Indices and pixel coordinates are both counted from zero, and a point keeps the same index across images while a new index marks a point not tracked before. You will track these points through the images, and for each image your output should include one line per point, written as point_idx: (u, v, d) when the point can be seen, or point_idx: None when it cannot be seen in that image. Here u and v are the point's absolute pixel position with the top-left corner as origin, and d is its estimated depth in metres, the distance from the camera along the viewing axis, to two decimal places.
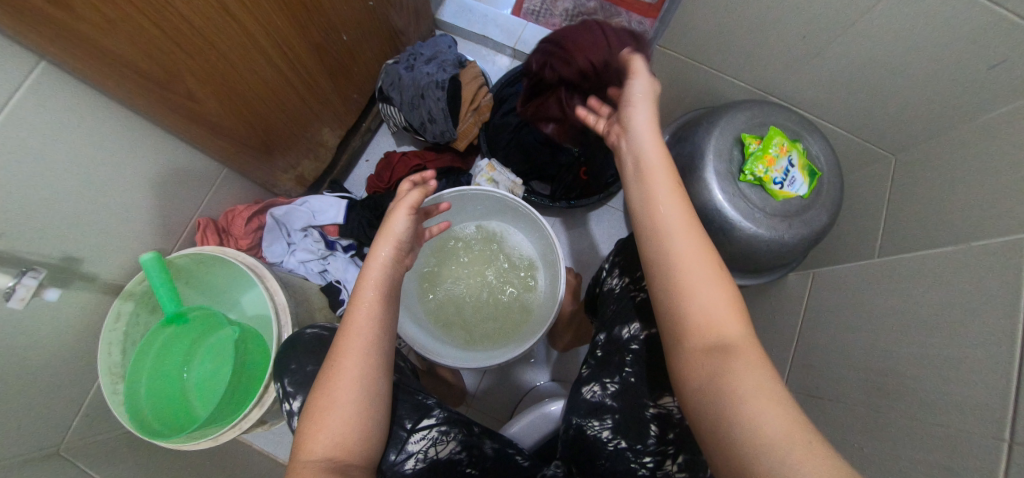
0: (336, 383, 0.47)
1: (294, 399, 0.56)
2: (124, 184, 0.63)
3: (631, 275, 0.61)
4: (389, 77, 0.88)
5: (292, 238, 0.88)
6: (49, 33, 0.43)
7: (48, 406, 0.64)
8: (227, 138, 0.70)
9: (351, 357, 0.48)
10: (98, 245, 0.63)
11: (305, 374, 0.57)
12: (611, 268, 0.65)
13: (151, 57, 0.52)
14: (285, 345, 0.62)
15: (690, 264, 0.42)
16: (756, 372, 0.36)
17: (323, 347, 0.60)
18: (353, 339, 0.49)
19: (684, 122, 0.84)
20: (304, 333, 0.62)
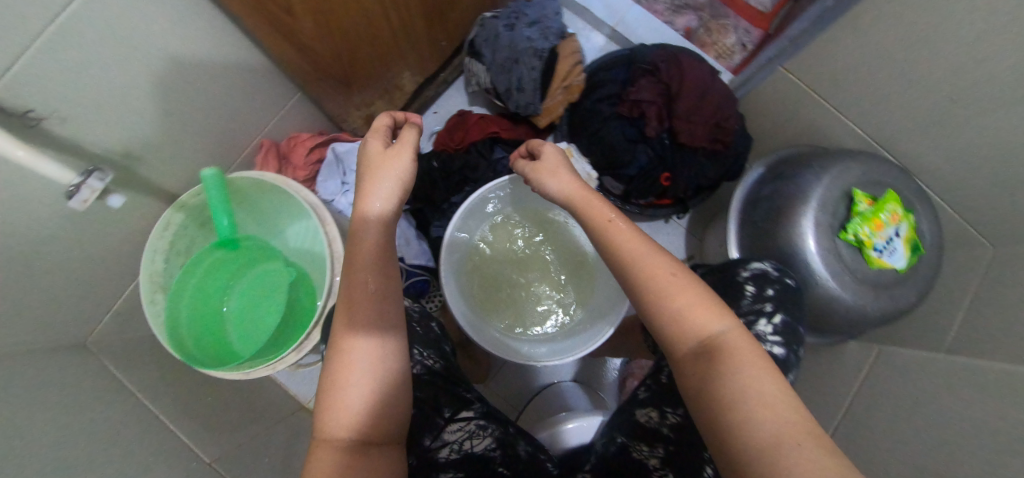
0: (347, 355, 0.52)
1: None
2: (198, 91, 0.59)
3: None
4: (484, 31, 0.81)
5: (347, 178, 0.82)
6: None
7: (84, 300, 0.63)
8: (311, 63, 0.64)
9: (352, 343, 0.53)
10: (161, 150, 0.60)
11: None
12: None
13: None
14: None
15: (657, 268, 0.41)
16: (746, 364, 0.36)
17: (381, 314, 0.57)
18: (344, 322, 0.53)
19: (784, 156, 0.77)
20: None
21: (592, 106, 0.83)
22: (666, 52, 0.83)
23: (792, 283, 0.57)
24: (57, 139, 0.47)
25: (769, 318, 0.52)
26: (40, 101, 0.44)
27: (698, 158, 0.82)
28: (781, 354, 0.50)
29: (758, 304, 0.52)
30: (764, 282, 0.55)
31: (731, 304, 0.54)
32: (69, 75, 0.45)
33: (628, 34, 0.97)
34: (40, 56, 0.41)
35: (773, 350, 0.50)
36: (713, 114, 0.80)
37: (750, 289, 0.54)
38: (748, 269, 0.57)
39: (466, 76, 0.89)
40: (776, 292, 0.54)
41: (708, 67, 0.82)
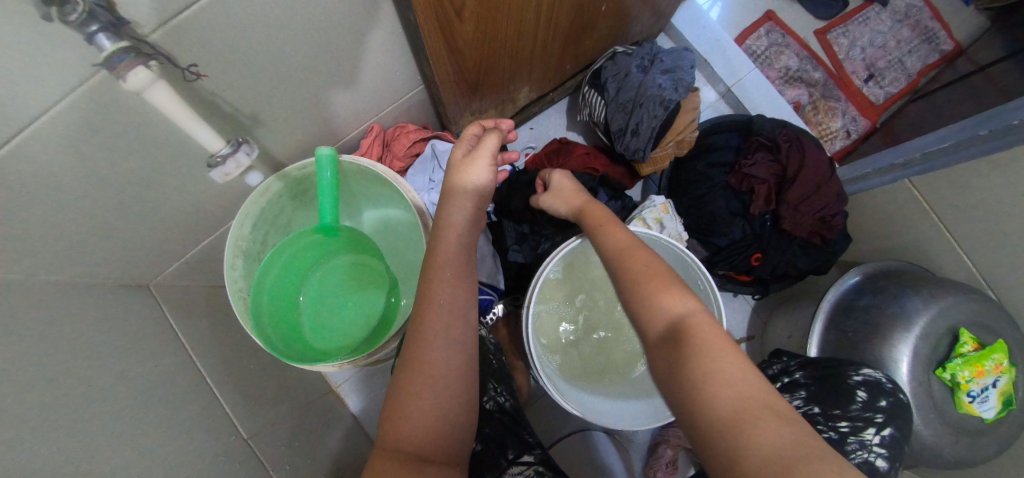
0: (421, 352, 0.47)
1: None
2: (339, 71, 0.56)
3: (823, 407, 0.57)
4: (615, 67, 0.79)
5: (436, 176, 0.80)
6: None
7: (155, 245, 0.61)
8: (454, 66, 0.61)
9: (436, 342, 0.48)
10: (281, 119, 0.57)
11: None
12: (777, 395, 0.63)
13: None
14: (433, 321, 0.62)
15: (635, 264, 0.45)
16: (708, 343, 0.35)
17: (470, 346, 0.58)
18: (432, 320, 0.49)
19: (885, 268, 0.76)
20: None
21: (704, 171, 0.82)
22: (788, 131, 0.81)
23: (903, 397, 0.58)
24: (198, 96, 0.45)
25: (878, 429, 0.54)
26: (194, 55, 0.41)
27: (793, 247, 0.81)
28: (885, 467, 0.53)
29: (869, 413, 0.55)
30: (879, 393, 0.56)
31: (840, 405, 0.56)
32: (232, 38, 0.42)
33: (743, 96, 0.94)
34: (212, 14, 0.38)
35: (876, 460, 0.53)
36: (822, 208, 0.78)
37: (862, 396, 0.56)
38: (860, 374, 0.59)
39: (579, 105, 0.87)
40: (889, 405, 0.56)
41: (828, 160, 0.79)
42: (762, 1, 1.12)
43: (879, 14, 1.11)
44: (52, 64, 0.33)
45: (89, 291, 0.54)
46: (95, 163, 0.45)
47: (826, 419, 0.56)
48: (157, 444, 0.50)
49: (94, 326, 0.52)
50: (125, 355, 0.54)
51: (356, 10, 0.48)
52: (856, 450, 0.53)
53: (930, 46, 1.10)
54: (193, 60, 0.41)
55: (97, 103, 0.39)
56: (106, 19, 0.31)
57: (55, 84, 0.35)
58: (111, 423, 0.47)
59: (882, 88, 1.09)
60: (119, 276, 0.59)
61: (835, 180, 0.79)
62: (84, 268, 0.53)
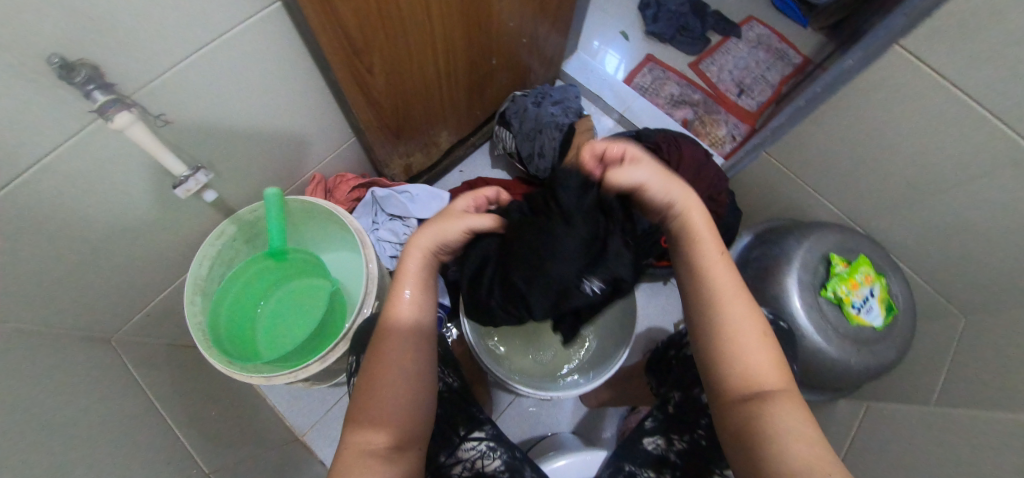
0: (386, 360, 0.48)
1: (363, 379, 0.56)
2: (281, 125, 0.70)
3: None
4: (515, 106, 0.98)
5: (378, 218, 0.94)
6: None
7: (119, 294, 0.67)
8: (375, 113, 0.76)
9: (398, 346, 0.49)
10: (235, 167, 0.69)
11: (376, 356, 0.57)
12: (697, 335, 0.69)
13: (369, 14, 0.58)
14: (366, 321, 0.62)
15: (744, 324, 0.45)
16: (796, 419, 0.41)
17: None
18: (397, 331, 0.49)
19: (769, 226, 0.89)
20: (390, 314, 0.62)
21: None
22: (666, 135, 0.99)
23: (785, 326, 0.69)
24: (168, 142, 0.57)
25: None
26: (162, 107, 0.54)
27: None
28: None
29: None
30: None
31: None
32: (190, 97, 0.55)
33: (635, 119, 1.14)
34: (176, 78, 0.52)
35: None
36: (708, 189, 0.93)
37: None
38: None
39: (494, 142, 1.05)
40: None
41: (702, 152, 0.96)
42: (641, 49, 1.38)
43: (736, 45, 1.39)
44: (58, 118, 0.45)
45: (63, 335, 0.59)
46: (87, 211, 0.55)
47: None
48: (121, 465, 0.53)
49: (67, 361, 0.57)
50: (94, 391, 0.58)
51: (289, 70, 0.63)
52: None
53: (783, 62, 1.36)
54: (162, 111, 0.54)
55: (87, 153, 0.50)
56: (99, 81, 0.45)
57: (58, 135, 0.46)
58: (78, 441, 0.50)
59: (754, 99, 1.31)
60: (89, 327, 0.65)
61: (712, 167, 0.95)
62: (59, 314, 0.59)
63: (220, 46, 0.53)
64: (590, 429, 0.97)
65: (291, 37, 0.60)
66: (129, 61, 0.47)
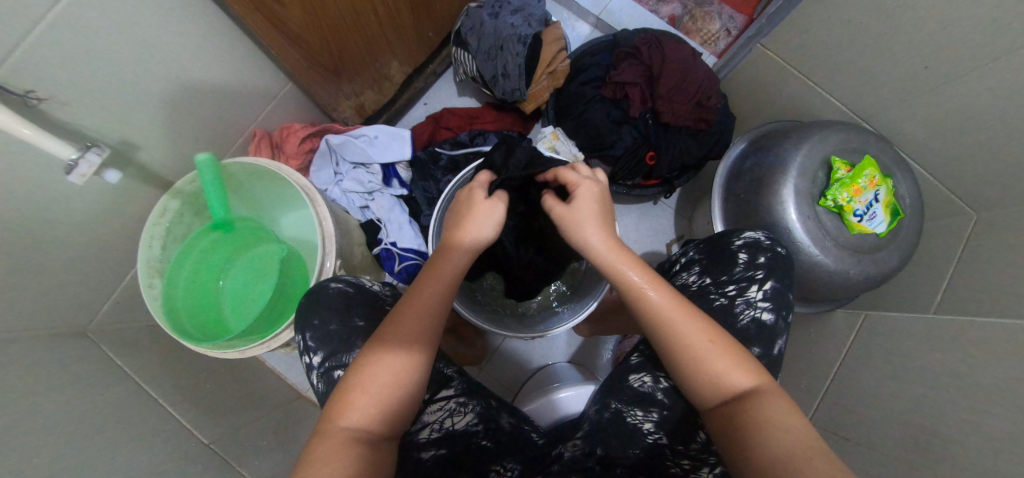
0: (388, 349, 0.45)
1: (315, 355, 0.56)
2: (193, 80, 0.61)
3: (712, 277, 0.61)
4: (470, 21, 0.86)
5: (340, 168, 0.88)
6: None
7: (76, 288, 0.63)
8: (299, 51, 0.66)
9: (402, 334, 0.46)
10: (158, 137, 0.62)
11: (325, 332, 0.56)
12: (691, 264, 0.64)
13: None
14: (307, 294, 0.61)
15: (704, 330, 0.45)
16: (783, 412, 0.40)
17: (348, 302, 0.59)
18: (409, 318, 0.47)
19: (767, 129, 0.79)
20: (329, 286, 0.61)
21: (576, 90, 0.88)
22: (647, 36, 0.87)
23: (782, 250, 0.62)
24: (64, 124, 0.49)
25: (760, 285, 0.57)
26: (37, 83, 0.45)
27: (682, 138, 0.86)
28: (771, 319, 0.56)
29: (751, 271, 0.58)
30: (756, 250, 0.60)
31: (726, 271, 0.60)
32: (68, 66, 0.47)
33: (613, 22, 0.99)
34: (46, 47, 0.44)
35: (762, 315, 0.56)
36: (696, 92, 0.83)
37: (743, 257, 0.59)
38: (741, 237, 0.63)
39: (454, 66, 0.94)
40: (767, 259, 0.59)
41: (687, 51, 0.85)
42: None
43: None
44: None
45: (41, 339, 0.57)
46: (4, 212, 0.48)
47: (716, 288, 0.59)
48: (119, 461, 0.53)
49: (51, 364, 0.55)
50: (79, 389, 0.57)
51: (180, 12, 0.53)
52: (743, 311, 0.56)
53: None
54: (41, 88, 0.45)
55: None
56: None
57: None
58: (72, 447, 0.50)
59: None
60: (59, 325, 0.61)
61: (701, 67, 0.84)
62: (31, 317, 0.56)
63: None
64: (587, 357, 0.98)
65: None
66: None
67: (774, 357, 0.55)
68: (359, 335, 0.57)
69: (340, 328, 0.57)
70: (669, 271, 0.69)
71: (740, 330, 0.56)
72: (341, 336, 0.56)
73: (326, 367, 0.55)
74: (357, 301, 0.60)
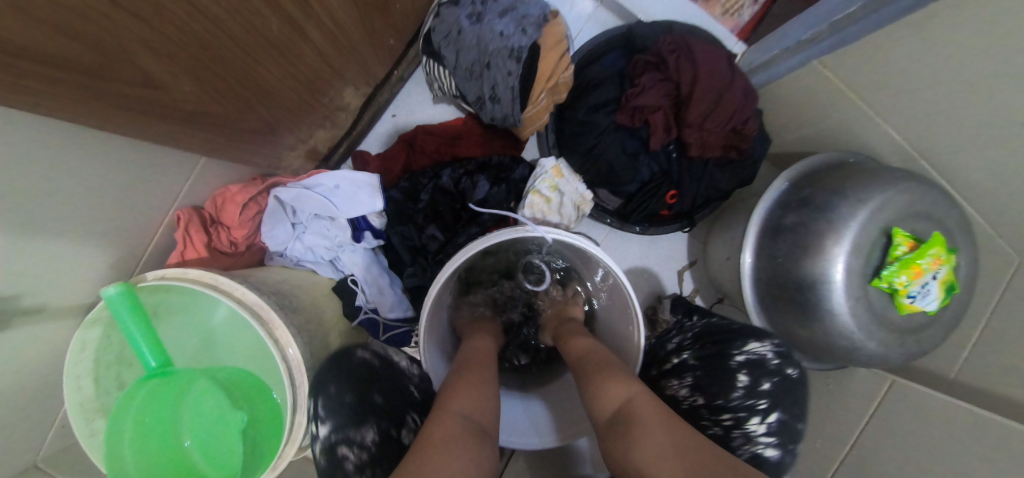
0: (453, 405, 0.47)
1: (319, 425, 0.50)
2: (74, 198, 0.43)
3: (708, 398, 0.61)
4: (444, 26, 0.65)
5: (298, 220, 0.72)
6: None
7: (13, 443, 0.52)
8: (214, 125, 0.48)
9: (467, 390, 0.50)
10: (47, 274, 0.46)
11: (339, 402, 0.51)
12: (682, 374, 0.65)
13: (71, 21, 0.27)
14: (332, 355, 0.56)
15: (599, 363, 0.59)
16: (649, 418, 0.47)
17: (369, 376, 0.54)
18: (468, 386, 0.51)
19: (813, 168, 0.68)
20: (354, 354, 0.56)
21: (585, 114, 0.71)
22: (672, 38, 0.69)
23: (793, 373, 0.62)
24: None
25: (763, 417, 0.59)
26: None
27: (709, 170, 0.72)
28: (775, 455, 0.58)
29: (752, 401, 0.59)
30: (762, 374, 0.61)
31: (723, 394, 0.61)
32: None
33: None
34: None
35: (765, 450, 0.58)
36: (731, 116, 0.68)
37: (744, 383, 0.60)
38: (743, 352, 0.63)
39: (427, 78, 0.73)
40: (771, 386, 0.60)
41: (722, 58, 0.68)
42: None
43: None
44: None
45: None
46: None
47: (710, 413, 0.60)
48: None
49: None
50: None
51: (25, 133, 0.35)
52: (743, 446, 0.58)
53: None
54: None
55: None
56: None
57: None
58: None
59: None
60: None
61: (738, 78, 0.68)
62: None
63: None
64: None
65: None
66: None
67: None
68: (373, 413, 0.52)
69: (356, 400, 0.52)
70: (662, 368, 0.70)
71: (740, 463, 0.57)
72: (354, 409, 0.51)
73: (330, 440, 0.49)
74: (381, 375, 0.56)
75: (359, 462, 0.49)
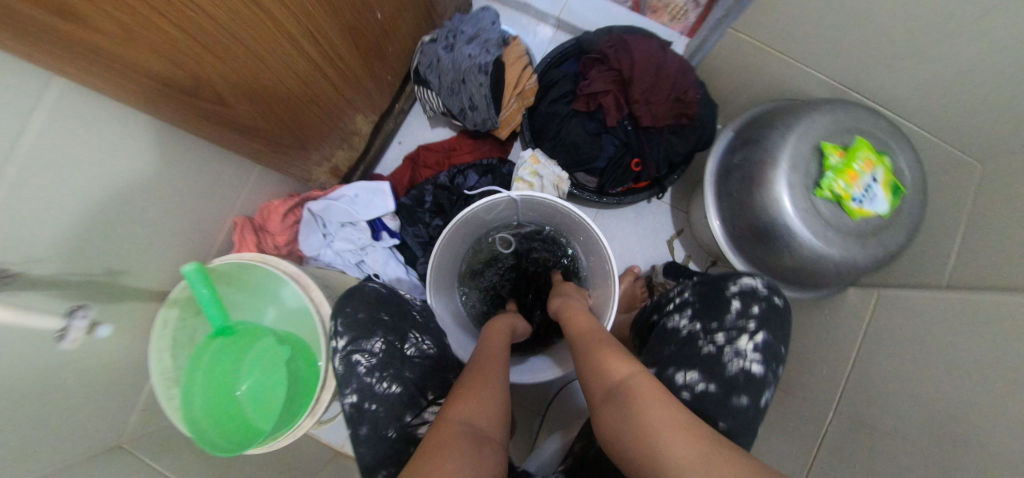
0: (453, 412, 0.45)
1: (341, 338, 0.64)
2: (162, 192, 0.60)
3: (704, 321, 0.57)
4: (426, 59, 0.83)
5: (328, 229, 0.87)
6: (51, 41, 0.37)
7: (112, 404, 0.65)
8: (260, 137, 0.67)
9: (462, 396, 0.47)
10: (144, 256, 0.62)
11: (354, 318, 0.65)
12: (681, 306, 0.61)
13: (171, 50, 0.45)
14: (348, 290, 0.70)
15: (595, 345, 0.55)
16: (653, 405, 0.43)
17: (380, 301, 0.69)
18: (463, 391, 0.48)
19: (754, 114, 0.76)
20: (367, 285, 0.71)
21: (548, 109, 0.85)
22: (611, 36, 0.83)
23: (780, 301, 0.59)
24: (49, 282, 0.49)
25: (750, 336, 0.55)
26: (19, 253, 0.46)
27: (665, 136, 0.83)
28: (760, 372, 0.54)
29: (744, 320, 0.56)
30: (751, 299, 0.57)
31: (716, 318, 0.57)
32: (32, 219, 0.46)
33: (575, 20, 0.96)
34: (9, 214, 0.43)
35: (751, 366, 0.54)
36: (671, 88, 0.80)
37: (736, 305, 0.57)
38: (737, 284, 0.59)
39: (421, 104, 0.91)
40: (761, 309, 0.57)
41: (655, 44, 0.81)
42: None
43: None
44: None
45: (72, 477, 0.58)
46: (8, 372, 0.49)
47: (706, 335, 0.56)
48: None
49: None
50: None
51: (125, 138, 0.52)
52: (732, 360, 0.53)
53: None
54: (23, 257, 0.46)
55: None
56: None
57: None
58: None
59: None
60: (86, 448, 0.62)
61: (671, 57, 0.80)
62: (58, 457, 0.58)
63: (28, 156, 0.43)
64: None
65: (98, 101, 0.48)
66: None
67: (761, 410, 0.53)
68: (380, 327, 0.66)
69: (368, 316, 0.66)
70: (659, 309, 0.65)
71: (727, 379, 0.53)
72: (367, 323, 0.66)
73: (347, 349, 0.64)
74: (392, 301, 0.70)
75: (369, 364, 0.63)
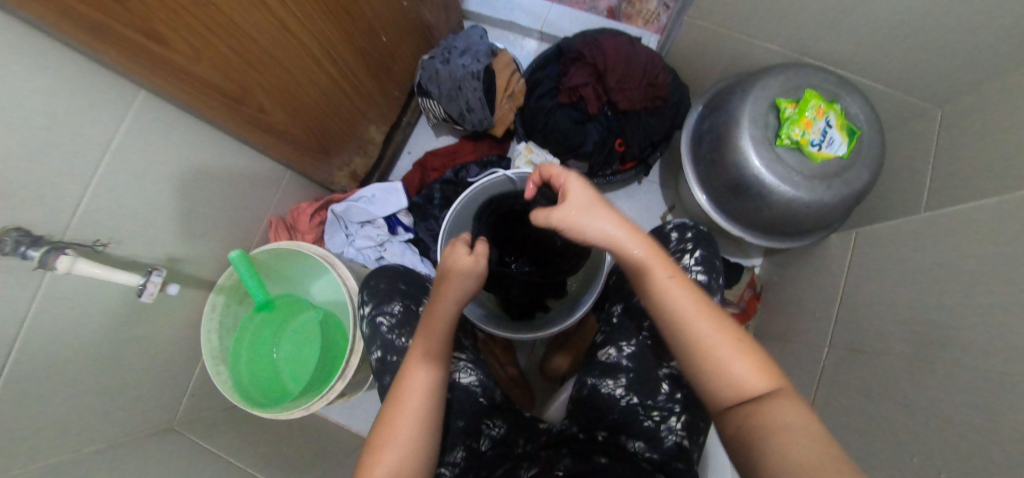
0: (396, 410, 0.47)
1: (367, 305, 0.73)
2: (212, 191, 0.73)
3: None
4: (426, 73, 0.96)
5: (349, 229, 0.97)
6: (152, 65, 0.50)
7: (172, 380, 0.75)
8: (292, 144, 0.79)
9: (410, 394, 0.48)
10: (198, 246, 0.73)
11: (377, 288, 0.73)
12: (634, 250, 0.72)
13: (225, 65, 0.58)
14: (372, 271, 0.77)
15: (709, 325, 0.41)
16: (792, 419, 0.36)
17: (397, 273, 0.76)
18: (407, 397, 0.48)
19: (717, 90, 0.85)
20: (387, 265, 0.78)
21: (536, 104, 0.96)
22: (585, 37, 0.94)
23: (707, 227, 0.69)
24: (125, 259, 0.61)
25: (691, 253, 0.64)
26: (107, 232, 0.58)
27: (643, 118, 0.92)
28: (705, 280, 0.62)
29: (682, 245, 0.65)
30: (684, 229, 0.67)
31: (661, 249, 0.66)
32: (117, 207, 0.58)
33: (555, 31, 1.09)
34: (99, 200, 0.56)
35: (698, 277, 0.62)
36: (643, 74, 0.89)
37: (674, 235, 0.67)
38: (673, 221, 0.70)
39: (425, 114, 1.04)
40: (694, 234, 0.66)
41: (626, 39, 0.92)
42: None
43: None
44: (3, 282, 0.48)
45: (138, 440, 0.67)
46: (92, 334, 0.59)
47: None
48: None
49: (143, 458, 0.64)
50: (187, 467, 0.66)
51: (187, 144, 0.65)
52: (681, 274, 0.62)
53: None
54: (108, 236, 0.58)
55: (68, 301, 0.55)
56: (28, 241, 0.46)
57: (18, 305, 0.50)
58: None
59: None
60: (145, 425, 0.71)
61: (640, 48, 0.91)
62: (128, 420, 0.67)
63: (116, 155, 0.56)
64: None
65: (170, 115, 0.61)
66: (27, 209, 0.48)
67: None
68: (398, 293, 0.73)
69: (388, 286, 0.74)
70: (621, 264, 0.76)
71: None
72: (386, 291, 0.73)
73: (369, 313, 0.71)
74: (407, 274, 0.77)
75: (391, 323, 0.69)
